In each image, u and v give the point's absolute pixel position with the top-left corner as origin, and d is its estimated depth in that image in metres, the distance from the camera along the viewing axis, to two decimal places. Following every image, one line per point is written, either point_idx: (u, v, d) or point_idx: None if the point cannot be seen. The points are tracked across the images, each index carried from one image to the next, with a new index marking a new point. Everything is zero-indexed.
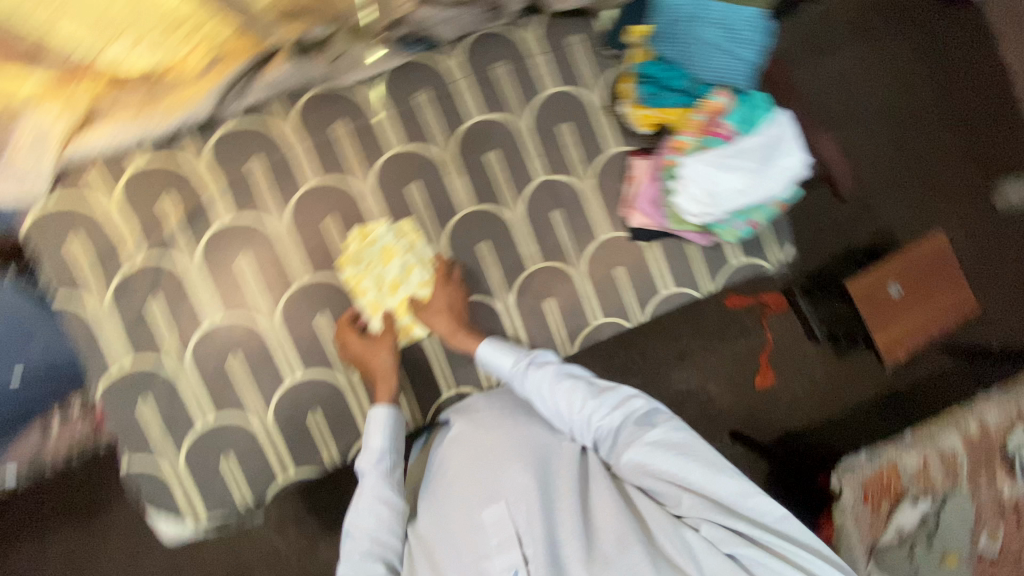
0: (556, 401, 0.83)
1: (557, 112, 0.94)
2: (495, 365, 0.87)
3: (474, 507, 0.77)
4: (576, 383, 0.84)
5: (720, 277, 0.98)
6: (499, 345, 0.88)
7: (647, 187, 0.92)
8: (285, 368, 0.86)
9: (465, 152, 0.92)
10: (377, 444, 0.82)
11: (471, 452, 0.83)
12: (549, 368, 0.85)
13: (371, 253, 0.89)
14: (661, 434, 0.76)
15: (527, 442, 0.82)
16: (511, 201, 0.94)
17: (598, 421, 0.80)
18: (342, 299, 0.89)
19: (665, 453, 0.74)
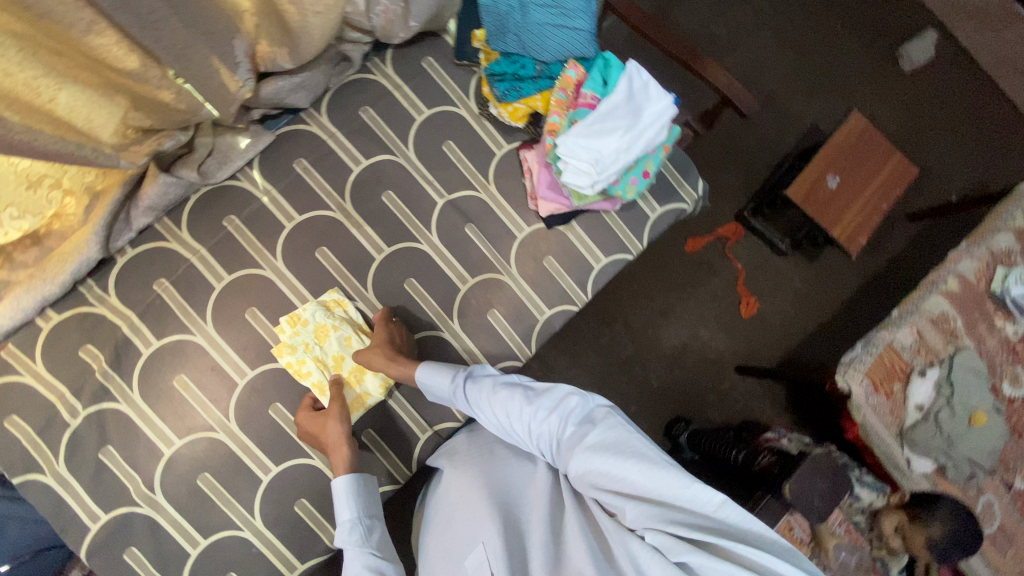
0: (496, 415, 0.79)
1: (437, 134, 0.96)
2: (434, 393, 0.85)
3: (458, 557, 0.77)
4: (513, 390, 0.80)
5: (645, 233, 0.99)
6: (437, 365, 0.85)
7: (542, 174, 0.94)
8: (258, 469, 0.85)
9: (363, 202, 0.92)
10: (346, 516, 0.77)
11: (453, 499, 0.83)
12: (486, 381, 0.82)
13: (305, 335, 0.88)
14: (599, 435, 0.71)
15: (496, 473, 0.83)
16: (423, 232, 0.94)
17: (536, 431, 0.75)
18: (291, 382, 0.88)
19: (601, 458, 0.68)
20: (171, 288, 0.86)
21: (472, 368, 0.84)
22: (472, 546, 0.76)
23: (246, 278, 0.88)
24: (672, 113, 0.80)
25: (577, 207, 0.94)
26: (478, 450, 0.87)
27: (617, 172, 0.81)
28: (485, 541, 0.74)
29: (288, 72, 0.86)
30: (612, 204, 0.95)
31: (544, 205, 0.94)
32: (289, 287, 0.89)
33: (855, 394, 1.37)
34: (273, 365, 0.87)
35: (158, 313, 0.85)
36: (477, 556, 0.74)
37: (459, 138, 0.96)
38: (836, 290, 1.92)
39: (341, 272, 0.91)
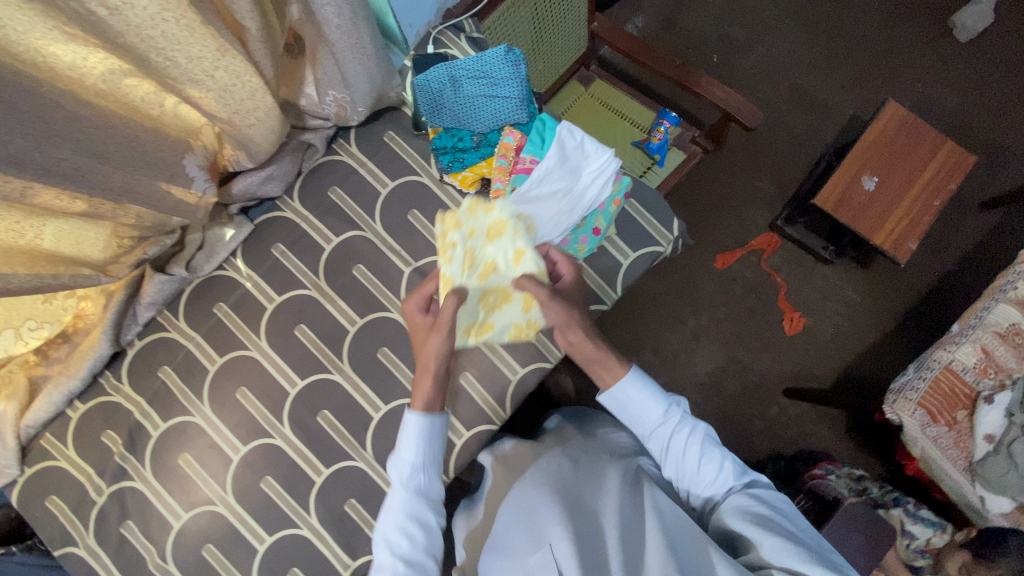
0: (687, 447, 0.83)
1: (402, 205, 0.98)
2: (638, 408, 0.86)
3: (523, 556, 0.78)
4: (715, 444, 0.83)
5: (619, 281, 0.95)
6: (651, 392, 0.86)
7: None
8: (254, 539, 0.91)
9: (335, 279, 0.97)
10: (411, 456, 0.81)
11: (513, 503, 0.87)
12: (698, 432, 0.84)
13: (479, 222, 0.84)
14: (773, 496, 0.77)
15: (559, 473, 0.86)
16: (394, 301, 0.96)
17: (715, 473, 0.81)
18: (279, 456, 0.93)
19: (771, 509, 0.74)
20: (173, 375, 0.95)
21: (684, 401, 0.88)
22: (537, 544, 0.77)
23: (236, 361, 0.95)
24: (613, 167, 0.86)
25: None
26: (553, 456, 0.90)
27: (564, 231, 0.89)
28: (553, 541, 0.75)
29: (255, 169, 0.92)
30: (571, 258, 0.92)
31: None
32: (272, 366, 0.94)
33: (907, 425, 1.20)
34: (262, 441, 0.93)
35: (162, 399, 0.94)
36: (543, 556, 0.76)
37: (424, 206, 0.98)
38: (911, 299, 1.65)
39: (318, 347, 0.95)
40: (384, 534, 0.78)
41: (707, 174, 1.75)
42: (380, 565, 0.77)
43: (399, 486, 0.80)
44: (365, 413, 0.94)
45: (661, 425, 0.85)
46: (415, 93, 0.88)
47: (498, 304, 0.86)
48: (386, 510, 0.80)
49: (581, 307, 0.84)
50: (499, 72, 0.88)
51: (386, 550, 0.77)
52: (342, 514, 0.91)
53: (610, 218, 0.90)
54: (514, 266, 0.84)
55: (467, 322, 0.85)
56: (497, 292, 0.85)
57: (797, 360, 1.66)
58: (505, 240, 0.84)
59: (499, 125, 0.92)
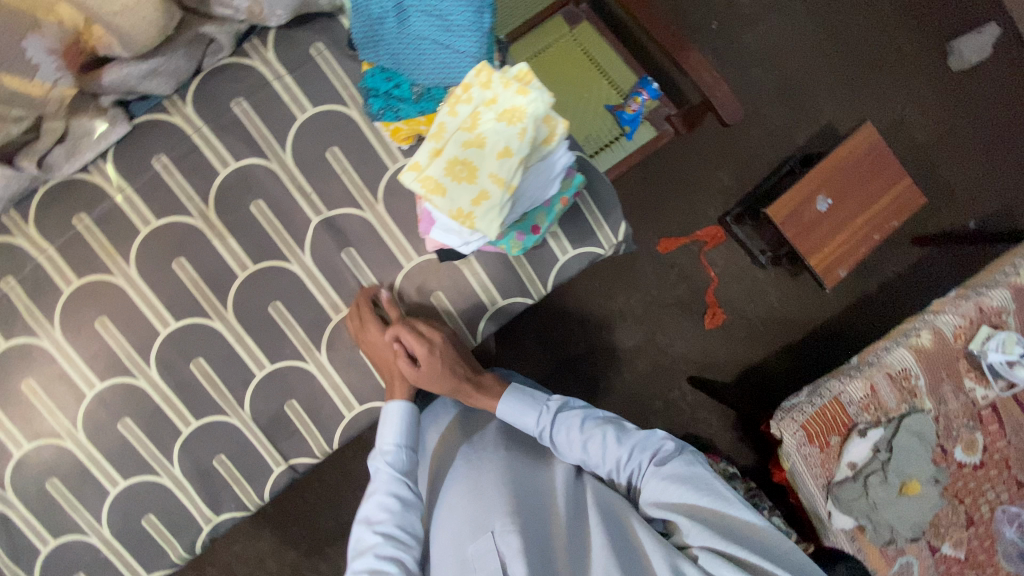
0: (570, 434, 0.84)
1: (321, 140, 0.84)
2: (516, 418, 0.87)
3: (463, 541, 0.78)
4: (595, 423, 0.84)
5: (551, 277, 0.90)
6: (519, 401, 0.87)
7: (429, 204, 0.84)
8: (106, 481, 0.84)
9: (231, 213, 0.83)
10: (392, 441, 0.84)
11: (453, 490, 0.85)
12: (575, 418, 0.85)
13: (505, 93, 0.72)
14: (683, 462, 0.76)
15: (510, 460, 0.86)
16: (296, 252, 0.85)
17: (600, 452, 0.82)
18: (141, 399, 0.83)
19: (681, 486, 0.73)
20: (16, 289, 0.80)
21: (555, 397, 0.88)
22: (478, 533, 0.77)
23: (97, 286, 0.81)
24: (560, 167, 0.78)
25: None
26: (492, 441, 0.89)
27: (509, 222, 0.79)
28: (496, 530, 0.76)
29: (134, 59, 0.74)
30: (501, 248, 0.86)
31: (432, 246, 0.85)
32: (139, 298, 0.82)
33: (786, 442, 1.28)
34: (121, 379, 0.83)
35: (3, 315, 0.80)
36: (484, 543, 0.76)
37: (346, 146, 0.84)
38: (827, 316, 1.71)
39: (202, 287, 0.83)
40: (364, 513, 0.80)
41: (672, 152, 1.66)
42: (360, 548, 0.78)
43: (381, 467, 0.83)
44: (248, 366, 0.85)
45: (540, 430, 0.86)
46: (358, 21, 0.80)
47: (461, 180, 0.72)
48: (368, 493, 0.82)
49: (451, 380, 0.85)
50: (456, 14, 0.78)
51: (366, 527, 0.78)
52: (209, 468, 0.86)
53: (553, 218, 0.82)
54: (496, 159, 0.71)
55: (428, 172, 0.73)
56: (469, 169, 0.72)
57: (707, 356, 1.69)
58: (510, 129, 0.71)
59: (444, 83, 0.81)
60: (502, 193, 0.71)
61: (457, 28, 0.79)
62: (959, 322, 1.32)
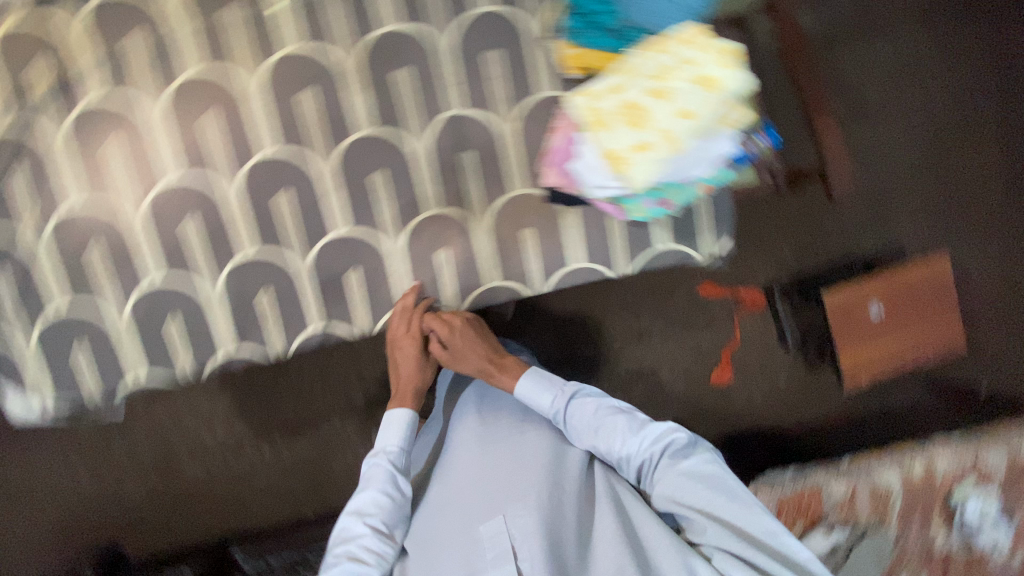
0: (583, 419, 0.87)
1: (484, 37, 0.82)
2: (532, 396, 0.91)
3: (474, 520, 0.81)
4: (612, 409, 0.86)
5: (640, 260, 0.87)
6: (537, 380, 0.91)
7: (563, 144, 0.83)
8: (145, 268, 0.82)
9: (372, 70, 0.81)
10: (397, 442, 0.91)
11: (468, 464, 0.88)
12: (589, 405, 0.87)
13: (697, 63, 0.82)
14: (698, 462, 0.77)
15: (528, 446, 0.87)
16: (415, 132, 0.83)
17: (612, 440, 0.82)
18: (211, 205, 0.81)
19: (696, 484, 0.73)
20: (141, 49, 0.79)
21: (572, 382, 0.91)
22: (491, 515, 0.81)
23: (219, 80, 0.80)
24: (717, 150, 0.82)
25: (584, 196, 0.84)
26: (510, 417, 0.92)
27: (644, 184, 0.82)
28: (509, 515, 0.79)
29: None
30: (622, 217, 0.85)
31: (553, 181, 0.83)
32: (253, 110, 0.80)
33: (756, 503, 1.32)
34: (202, 179, 0.81)
35: (118, 68, 0.79)
36: (497, 526, 0.79)
37: (505, 53, 0.82)
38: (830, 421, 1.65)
39: (316, 128, 0.82)
40: (355, 502, 0.86)
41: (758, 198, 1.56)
42: (346, 534, 0.84)
43: (381, 464, 0.89)
44: (326, 221, 0.83)
45: (553, 412, 0.89)
46: None
47: (625, 124, 0.82)
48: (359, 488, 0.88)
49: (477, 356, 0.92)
50: None
51: (356, 517, 0.83)
52: (247, 299, 0.84)
53: (685, 199, 0.83)
54: (664, 116, 0.81)
55: (599, 104, 0.82)
56: (637, 115, 0.82)
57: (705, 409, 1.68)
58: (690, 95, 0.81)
59: (645, 28, 0.85)
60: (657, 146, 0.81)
61: None
62: (955, 466, 1.27)
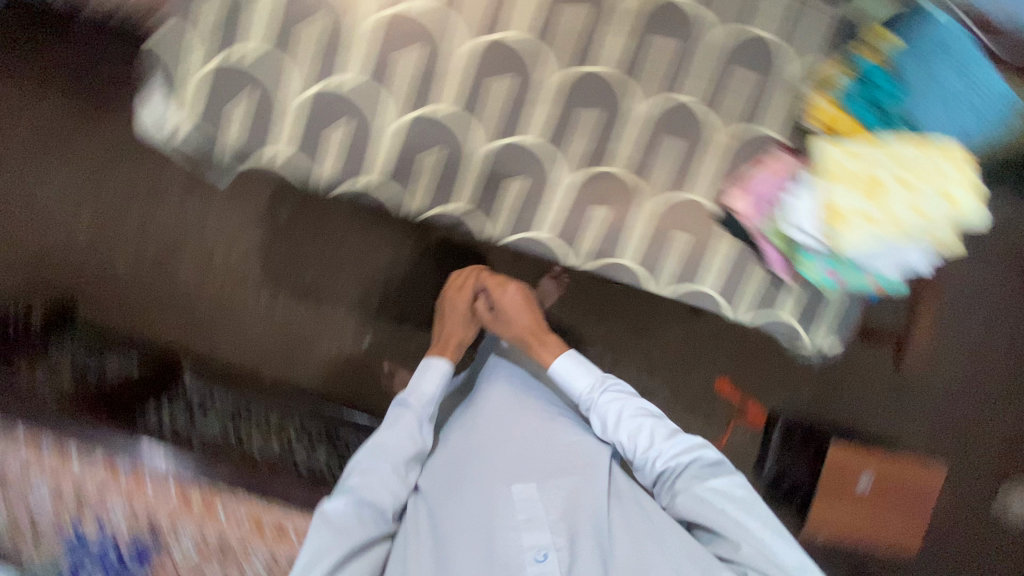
0: (612, 412, 0.98)
1: (747, 57, 0.84)
2: (569, 376, 1.04)
3: (501, 480, 0.92)
4: (645, 413, 0.96)
5: (758, 314, 0.91)
6: (575, 364, 1.05)
7: (774, 179, 0.84)
8: (345, 68, 0.81)
9: (642, 24, 0.83)
10: (429, 391, 1.06)
11: (502, 429, 0.99)
12: (620, 401, 0.98)
13: (946, 177, 0.83)
14: (726, 484, 0.84)
15: (558, 435, 0.98)
16: (643, 98, 0.84)
17: (645, 440, 0.93)
18: (435, 52, 0.81)
19: (725, 500, 0.82)
20: None
21: (613, 377, 1.03)
22: (520, 480, 0.92)
23: None
24: (915, 257, 0.84)
25: (756, 234, 0.86)
26: (542, 398, 1.06)
27: (835, 255, 0.83)
28: (540, 486, 0.91)
29: None
30: (789, 275, 0.88)
31: (744, 215, 0.85)
32: None
33: None
34: (442, 25, 0.81)
35: None
36: (527, 491, 0.90)
37: (756, 80, 0.84)
38: None
39: (565, 42, 0.82)
40: (381, 441, 0.98)
41: None
42: (364, 466, 0.94)
43: (410, 411, 1.02)
44: (522, 126, 0.83)
45: (586, 396, 1.02)
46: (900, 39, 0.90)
47: (857, 189, 0.82)
48: (388, 423, 1.01)
49: (517, 324, 1.13)
50: (965, 104, 0.89)
51: (379, 453, 0.95)
52: (414, 149, 0.84)
53: (861, 285, 0.85)
54: (898, 202, 0.81)
55: (842, 159, 0.83)
56: (873, 187, 0.82)
57: None
58: (926, 200, 0.82)
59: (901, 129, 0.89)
60: (879, 222, 0.81)
61: (954, 110, 0.89)
62: None
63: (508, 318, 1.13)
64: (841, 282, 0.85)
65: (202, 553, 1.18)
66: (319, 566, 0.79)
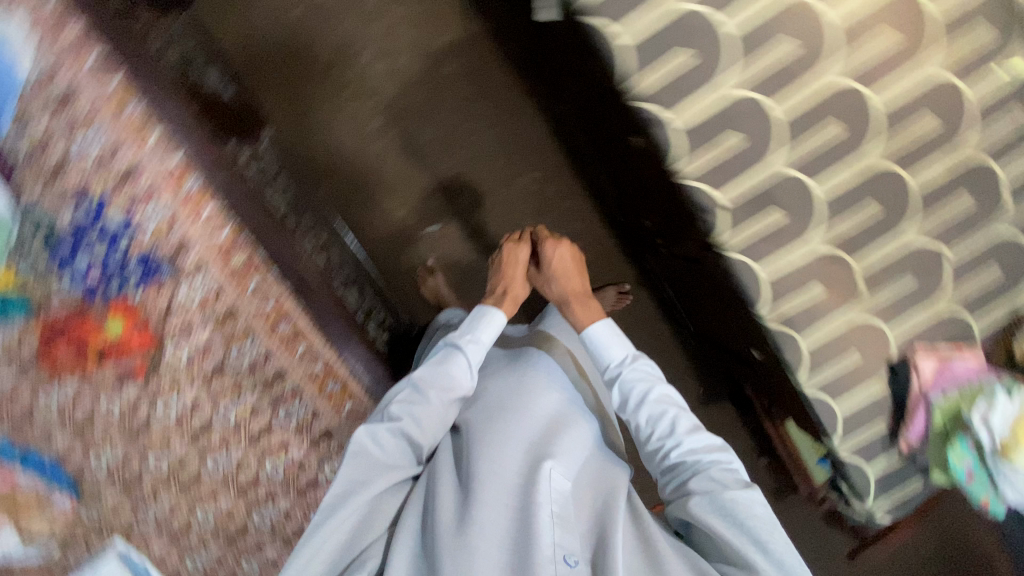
0: (638, 389, 1.06)
1: (1008, 261, 0.87)
2: (606, 346, 1.14)
3: (537, 457, 0.97)
4: (671, 403, 1.04)
5: (854, 456, 0.94)
6: (609, 330, 1.14)
7: (969, 368, 0.85)
8: (732, 15, 0.77)
9: (961, 174, 0.84)
10: (480, 338, 1.14)
11: (541, 411, 1.08)
12: (652, 385, 1.06)
13: None
14: (747, 498, 0.85)
15: (586, 444, 1.07)
16: (914, 230, 0.86)
17: (665, 429, 1.02)
18: (805, 61, 0.79)
19: (742, 505, 0.84)
20: None
21: (644, 356, 1.12)
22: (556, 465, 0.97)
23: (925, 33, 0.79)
24: None
25: (918, 399, 0.87)
26: (574, 395, 1.16)
27: (980, 459, 0.81)
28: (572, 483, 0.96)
29: None
30: (911, 445, 0.90)
31: (921, 376, 0.86)
32: (903, 73, 0.80)
33: None
34: (829, 44, 0.79)
35: None
36: (560, 479, 0.95)
37: (998, 283, 0.88)
38: None
39: (900, 140, 0.83)
40: (425, 375, 1.05)
41: None
42: (405, 398, 1.01)
43: (458, 353, 1.10)
44: (816, 177, 0.83)
45: (618, 365, 1.12)
46: None
47: None
48: (435, 362, 1.09)
49: (568, 283, 1.24)
50: None
51: (423, 387, 1.03)
52: (726, 123, 0.80)
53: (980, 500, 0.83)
54: None
55: None
56: None
57: None
58: None
59: None
60: None
61: None
62: None
63: (559, 276, 1.24)
64: (968, 484, 0.83)
65: (205, 308, 1.11)
66: (359, 492, 0.90)
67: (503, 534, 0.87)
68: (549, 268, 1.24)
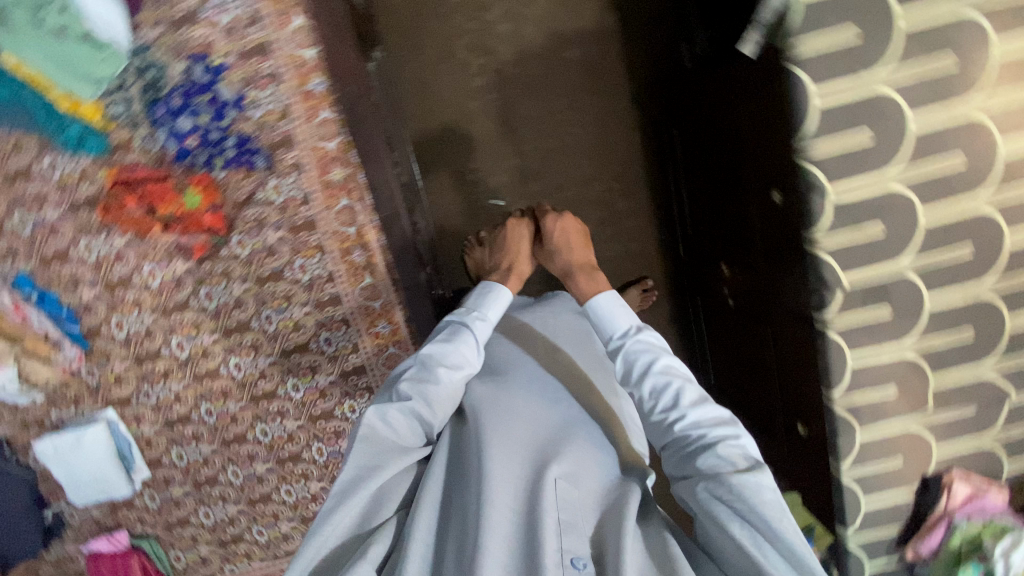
0: (641, 362, 1.01)
1: None
2: (608, 317, 1.09)
3: (539, 456, 0.97)
4: (670, 376, 0.98)
5: (859, 549, 0.99)
6: (613, 300, 1.10)
7: (991, 503, 0.93)
8: (923, 115, 0.78)
9: None
10: (488, 315, 1.14)
11: (541, 410, 1.08)
12: (651, 356, 1.00)
13: None
14: (755, 480, 0.79)
15: (590, 442, 1.05)
16: (991, 365, 0.90)
17: (666, 405, 0.96)
18: (968, 182, 0.81)
19: (750, 490, 0.79)
20: None
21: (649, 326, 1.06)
22: (556, 460, 0.95)
23: None
24: None
25: (941, 514, 0.93)
26: (576, 391, 1.16)
27: None
28: (577, 485, 0.94)
29: None
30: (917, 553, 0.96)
31: (952, 497, 0.93)
32: None
33: None
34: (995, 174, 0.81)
35: None
36: (561, 475, 0.93)
37: None
38: None
39: (1017, 282, 0.86)
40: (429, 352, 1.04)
41: None
42: (410, 376, 1.01)
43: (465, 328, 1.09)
44: (931, 291, 0.86)
45: (622, 336, 1.07)
46: None
47: None
48: (442, 339, 1.07)
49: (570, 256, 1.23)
50: None
51: (426, 364, 1.02)
52: (875, 214, 0.82)
53: None
54: None
55: None
56: None
57: None
58: None
59: None
60: None
61: None
62: None
63: (562, 251, 1.24)
64: None
65: (285, 212, 1.13)
66: (369, 475, 0.90)
67: (507, 529, 0.84)
68: (550, 241, 1.25)
